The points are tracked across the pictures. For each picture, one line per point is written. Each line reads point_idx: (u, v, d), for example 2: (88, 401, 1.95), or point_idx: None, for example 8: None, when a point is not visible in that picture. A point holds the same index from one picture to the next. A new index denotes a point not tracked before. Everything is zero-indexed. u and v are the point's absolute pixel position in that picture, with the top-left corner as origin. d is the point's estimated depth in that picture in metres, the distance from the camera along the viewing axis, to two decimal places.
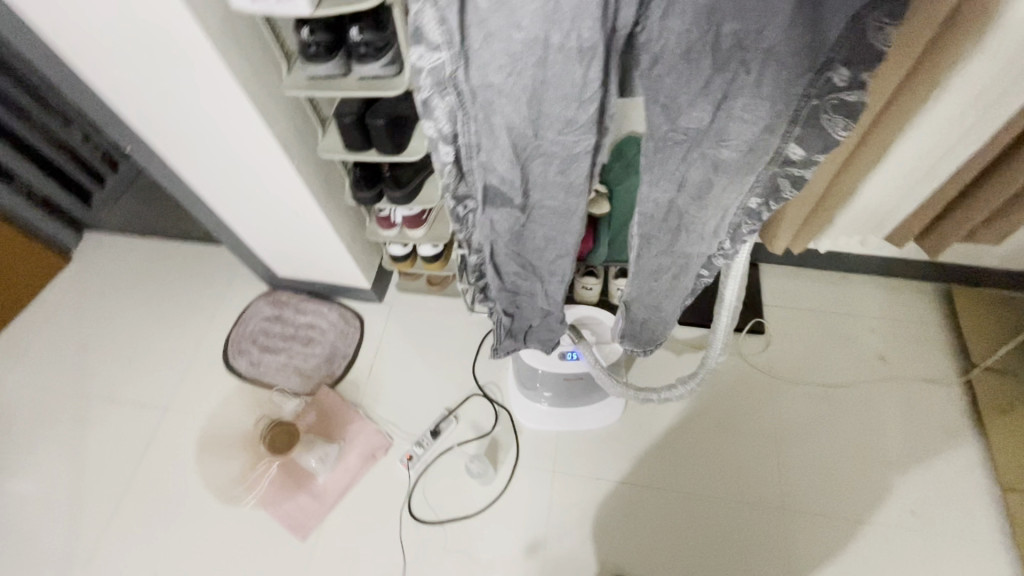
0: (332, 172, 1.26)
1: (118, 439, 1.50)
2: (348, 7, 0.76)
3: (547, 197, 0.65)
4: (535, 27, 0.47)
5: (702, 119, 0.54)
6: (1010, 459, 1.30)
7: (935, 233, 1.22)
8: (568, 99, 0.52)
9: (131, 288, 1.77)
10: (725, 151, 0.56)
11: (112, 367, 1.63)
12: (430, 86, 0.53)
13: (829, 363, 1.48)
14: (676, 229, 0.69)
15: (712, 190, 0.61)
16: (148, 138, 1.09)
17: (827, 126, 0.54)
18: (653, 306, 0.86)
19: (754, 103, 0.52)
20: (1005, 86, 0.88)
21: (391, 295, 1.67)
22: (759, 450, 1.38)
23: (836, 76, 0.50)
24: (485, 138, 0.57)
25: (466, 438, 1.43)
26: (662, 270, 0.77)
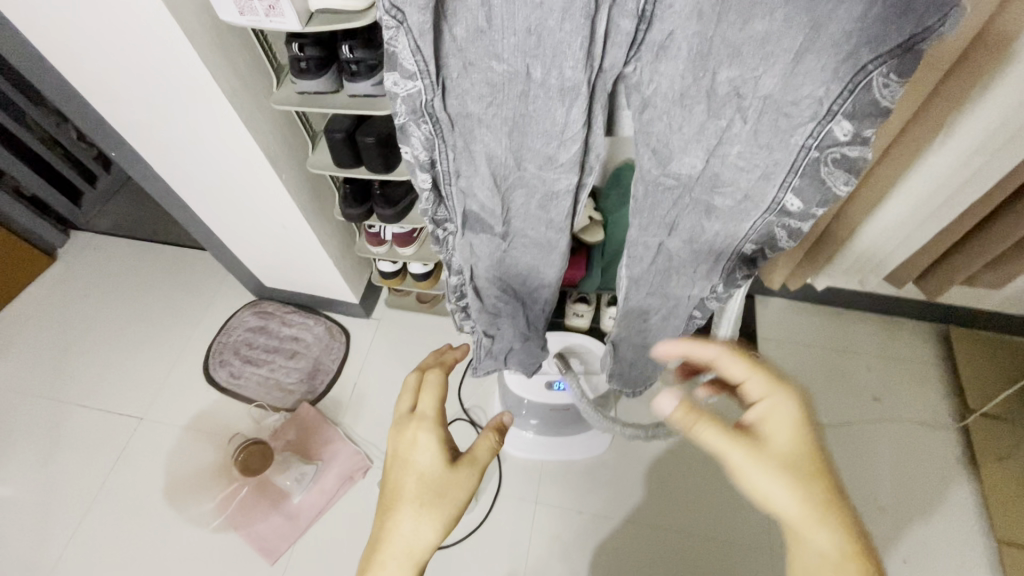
0: (323, 186, 1.23)
1: (89, 449, 1.46)
2: (338, 25, 0.73)
3: (528, 227, 0.63)
4: (516, 60, 0.45)
5: (694, 164, 0.52)
6: (1006, 510, 1.26)
7: (935, 277, 1.19)
8: (550, 134, 0.51)
9: (115, 291, 1.73)
10: (718, 198, 0.55)
11: (89, 372, 1.58)
12: (406, 113, 0.49)
13: (823, 401, 1.45)
14: (664, 271, 0.67)
15: (704, 234, 0.60)
16: (135, 146, 1.07)
17: (828, 179, 0.50)
18: (640, 345, 0.84)
19: (750, 151, 0.50)
20: (1008, 137, 0.86)
21: (380, 310, 1.64)
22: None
23: (838, 130, 0.46)
24: (464, 165, 0.55)
25: None
26: (650, 310, 0.75)
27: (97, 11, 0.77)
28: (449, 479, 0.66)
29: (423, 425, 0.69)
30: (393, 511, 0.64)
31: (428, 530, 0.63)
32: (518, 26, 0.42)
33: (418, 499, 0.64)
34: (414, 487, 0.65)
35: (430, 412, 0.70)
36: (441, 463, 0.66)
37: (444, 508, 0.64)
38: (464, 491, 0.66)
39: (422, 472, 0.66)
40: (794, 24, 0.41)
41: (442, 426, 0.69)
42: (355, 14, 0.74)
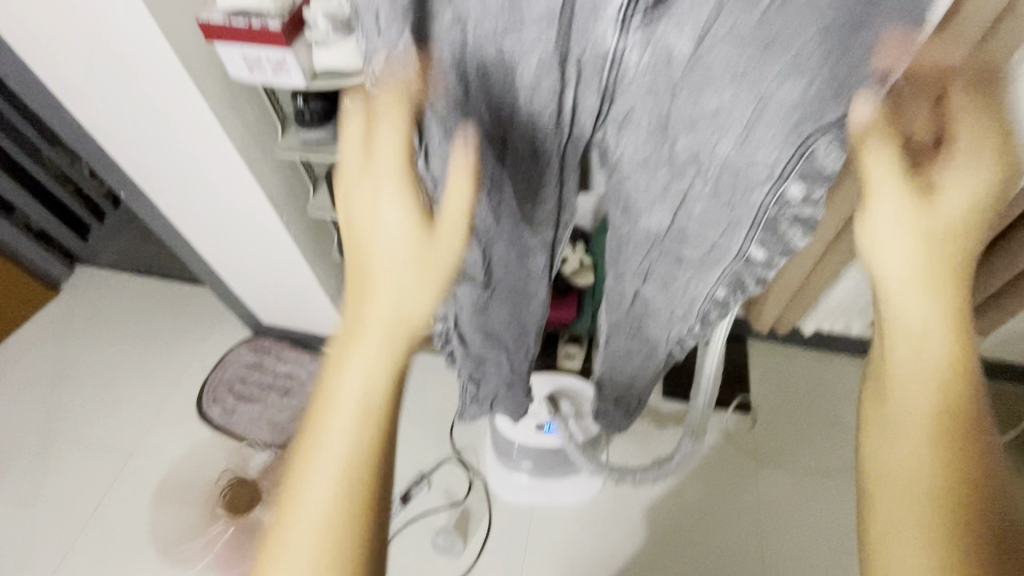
0: (322, 226, 1.27)
1: (77, 486, 1.45)
2: (339, 83, 0.78)
3: (508, 277, 0.66)
4: (489, 125, 0.48)
5: (661, 221, 0.54)
6: None
7: None
8: (524, 185, 0.54)
9: (115, 326, 1.75)
10: (687, 249, 0.57)
11: (82, 405, 1.59)
12: None
13: (817, 447, 1.44)
14: (640, 315, 0.69)
15: (676, 282, 0.62)
16: (143, 187, 1.11)
17: (786, 233, 0.52)
18: (623, 385, 0.85)
19: (713, 208, 0.52)
20: None
21: None
22: (740, 533, 1.33)
23: (791, 190, 0.48)
24: None
25: (437, 506, 1.38)
26: (630, 352, 0.77)
27: (117, 67, 0.83)
28: (431, 245, 0.47)
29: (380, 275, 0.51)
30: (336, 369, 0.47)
31: (420, 293, 0.48)
32: (505, 102, 0.45)
33: (382, 338, 0.47)
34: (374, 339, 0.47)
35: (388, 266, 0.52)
36: (420, 227, 0.47)
37: (437, 269, 0.48)
38: (453, 254, 0.48)
39: (393, 234, 0.46)
40: (743, 100, 0.42)
41: (416, 181, 0.48)
42: None
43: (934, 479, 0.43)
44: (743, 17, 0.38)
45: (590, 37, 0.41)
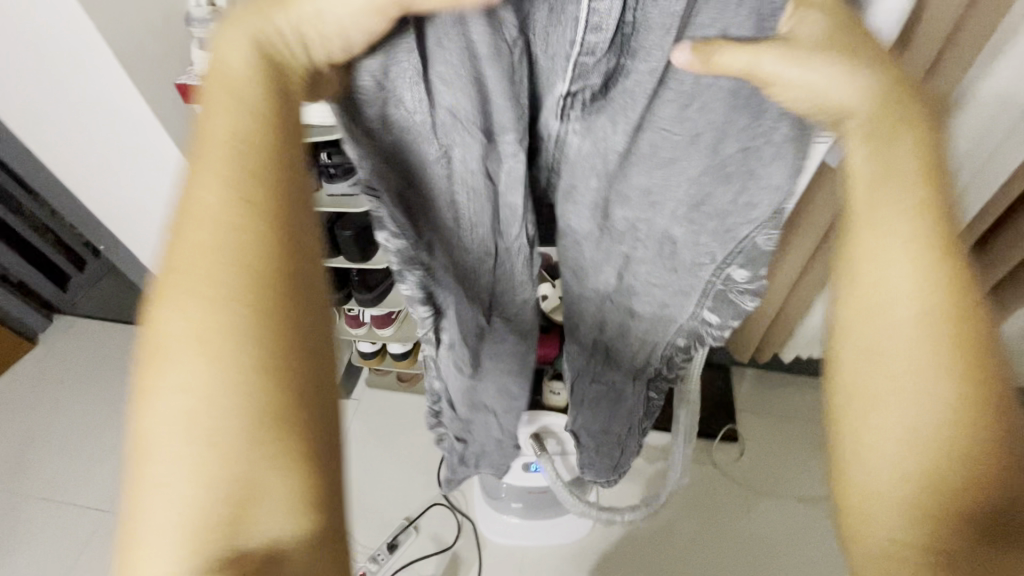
0: None
1: (48, 547, 1.39)
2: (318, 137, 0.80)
3: (499, 347, 0.69)
4: (472, 215, 0.48)
5: (609, 281, 0.58)
6: None
7: None
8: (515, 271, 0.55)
9: (92, 377, 1.72)
10: (638, 300, 0.59)
11: (55, 462, 1.54)
12: (399, 262, 0.53)
13: (804, 474, 1.44)
14: (603, 358, 0.70)
15: (634, 329, 0.64)
16: (122, 238, 1.11)
17: (737, 301, 0.55)
18: (601, 431, 0.85)
19: (654, 263, 0.54)
20: None
21: (359, 390, 1.64)
22: (733, 565, 1.31)
23: (735, 274, 0.52)
24: (450, 297, 0.59)
25: (425, 553, 1.34)
26: (602, 398, 0.78)
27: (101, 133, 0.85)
28: None
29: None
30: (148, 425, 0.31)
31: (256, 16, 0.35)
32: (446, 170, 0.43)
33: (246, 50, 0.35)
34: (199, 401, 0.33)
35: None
36: None
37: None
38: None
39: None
40: (682, 182, 0.44)
41: None
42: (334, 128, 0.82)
43: (971, 434, 0.32)
44: (671, 115, 0.40)
45: (532, 128, 0.43)
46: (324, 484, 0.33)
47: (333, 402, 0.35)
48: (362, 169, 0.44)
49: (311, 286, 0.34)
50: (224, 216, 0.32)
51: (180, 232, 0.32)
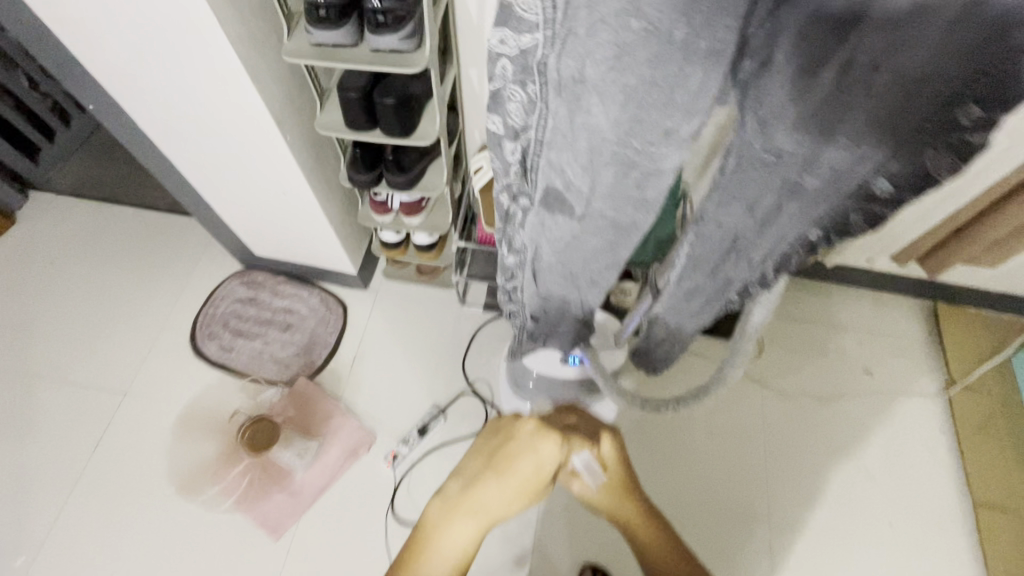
0: (324, 147, 1.18)
1: (69, 425, 1.39)
2: (392, 67, 0.82)
3: (589, 263, 0.63)
4: (659, 13, 0.37)
5: (795, 145, 0.46)
6: (981, 471, 1.35)
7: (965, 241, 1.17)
8: (643, 156, 0.46)
9: (85, 258, 1.61)
10: (809, 178, 0.49)
11: (63, 344, 1.49)
12: (513, 71, 0.47)
13: (818, 372, 1.49)
14: (727, 250, 0.62)
15: (778, 216, 0.54)
16: (110, 88, 0.99)
17: (854, 226, 0.54)
18: (673, 327, 0.84)
19: (825, 192, 0.50)
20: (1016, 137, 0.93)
21: (377, 281, 1.58)
22: (683, 480, 1.36)
23: (878, 185, 0.48)
24: (531, 221, 0.61)
25: (454, 437, 1.37)
26: (697, 292, 0.72)
27: None
28: None
29: (544, 435, 0.80)
30: (491, 480, 0.80)
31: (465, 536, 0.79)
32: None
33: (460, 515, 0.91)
34: (518, 473, 0.79)
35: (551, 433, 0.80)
36: None
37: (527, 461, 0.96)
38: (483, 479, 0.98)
39: None
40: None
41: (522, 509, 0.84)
42: (406, 55, 0.83)
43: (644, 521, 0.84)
44: None
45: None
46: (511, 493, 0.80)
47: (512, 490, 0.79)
48: None
49: (502, 498, 0.79)
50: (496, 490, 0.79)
51: (483, 495, 0.79)
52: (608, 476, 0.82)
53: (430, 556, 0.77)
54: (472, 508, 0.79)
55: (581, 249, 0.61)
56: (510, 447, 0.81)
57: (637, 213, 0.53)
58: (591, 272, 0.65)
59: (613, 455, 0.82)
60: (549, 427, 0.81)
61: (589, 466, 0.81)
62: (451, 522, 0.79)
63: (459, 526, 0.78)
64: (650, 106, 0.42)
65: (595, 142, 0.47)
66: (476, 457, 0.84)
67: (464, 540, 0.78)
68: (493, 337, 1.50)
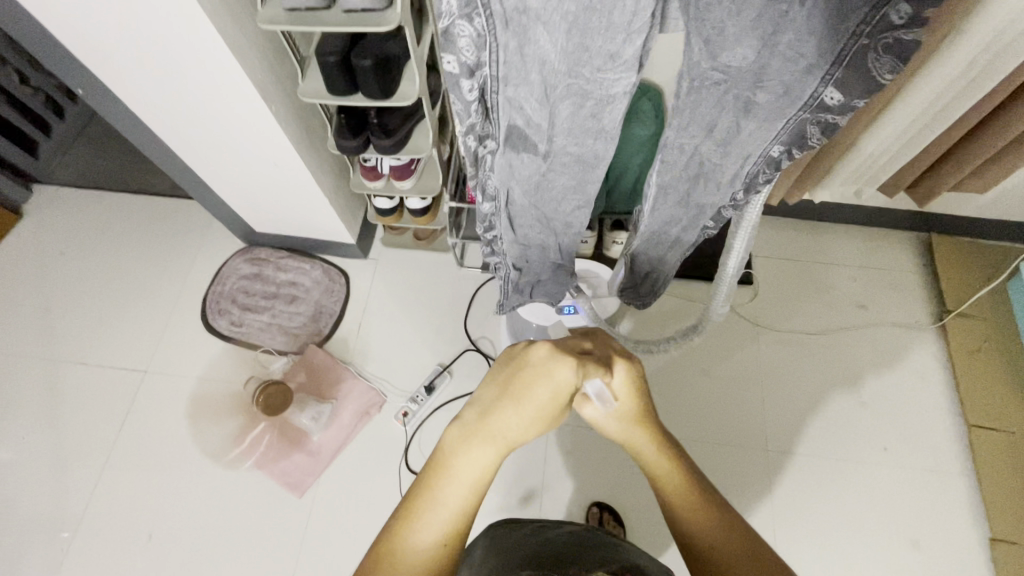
0: (311, 117, 1.20)
1: (96, 404, 1.46)
2: (364, 26, 0.83)
3: (562, 179, 0.76)
4: None
5: (745, 55, 0.59)
6: (975, 395, 1.38)
7: (953, 162, 1.18)
8: (595, 83, 0.61)
9: (94, 247, 1.66)
10: (760, 92, 0.62)
11: (82, 329, 1.55)
12: (459, 8, 0.53)
13: (812, 309, 1.52)
14: (694, 177, 0.76)
15: (738, 136, 0.68)
16: (95, 72, 1.01)
17: (809, 135, 0.67)
18: (656, 259, 0.95)
19: (776, 103, 0.63)
20: (994, 55, 0.93)
21: (376, 250, 1.62)
22: (682, 420, 1.41)
23: (829, 96, 0.61)
24: (508, 157, 0.72)
25: (459, 393, 1.43)
26: (673, 220, 0.85)
27: None
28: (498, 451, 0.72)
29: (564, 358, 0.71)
30: (511, 408, 0.69)
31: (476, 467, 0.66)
32: None
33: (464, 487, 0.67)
34: (534, 404, 0.69)
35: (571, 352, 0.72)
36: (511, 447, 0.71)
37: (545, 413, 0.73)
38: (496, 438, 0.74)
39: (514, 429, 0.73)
40: None
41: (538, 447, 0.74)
42: (377, 14, 0.84)
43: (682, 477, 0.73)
44: None
45: None
46: (526, 414, 0.69)
47: (524, 413, 0.68)
48: None
49: (516, 423, 0.68)
50: (512, 415, 0.69)
51: (496, 425, 0.68)
52: (621, 406, 0.75)
53: (444, 488, 0.65)
54: (487, 435, 0.67)
55: (555, 170, 0.75)
56: (522, 373, 0.71)
57: (598, 123, 0.67)
58: (566, 191, 0.79)
59: (630, 383, 0.75)
60: (565, 351, 0.72)
61: (605, 396, 0.74)
62: (468, 448, 0.67)
63: (471, 457, 0.66)
64: (593, 25, 0.55)
65: (555, 66, 0.60)
66: (486, 385, 0.73)
67: (481, 470, 0.66)
68: (492, 296, 1.54)
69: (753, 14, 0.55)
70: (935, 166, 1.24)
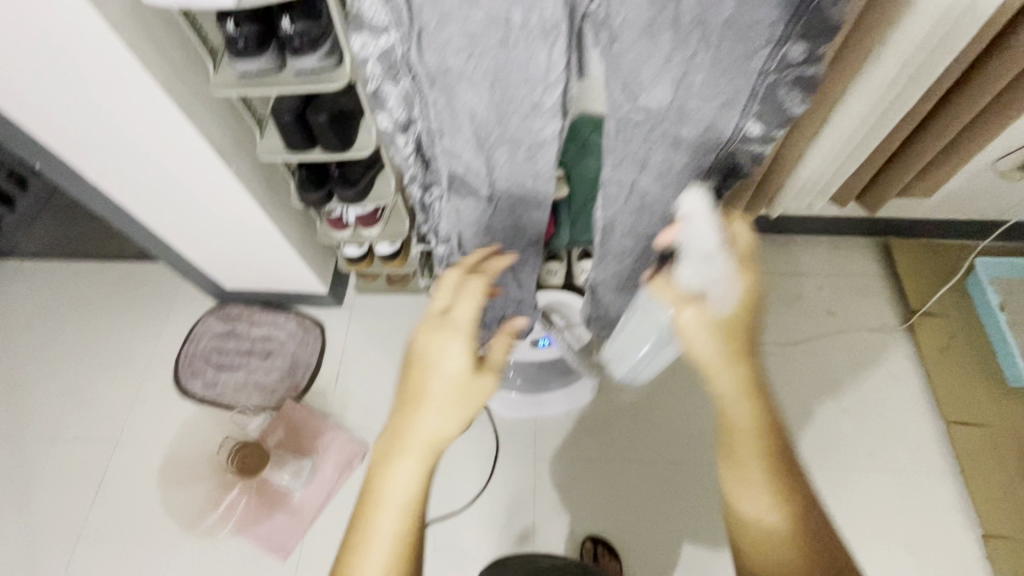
0: (274, 173, 1.22)
1: (67, 481, 1.40)
2: (312, 87, 0.86)
3: (509, 216, 0.80)
4: (495, 7, 0.52)
5: (664, 95, 0.62)
6: (951, 391, 1.41)
7: (894, 169, 1.25)
8: (525, 129, 0.65)
9: (62, 318, 1.63)
10: (685, 126, 0.66)
11: (51, 403, 1.51)
12: (383, 72, 0.60)
13: (784, 321, 1.54)
14: (638, 210, 0.80)
15: (672, 168, 0.72)
16: (53, 147, 1.02)
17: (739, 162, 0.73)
18: (618, 287, 0.98)
19: (703, 136, 0.68)
20: (914, 71, 1.00)
21: (351, 297, 1.61)
22: (671, 443, 1.40)
23: (751, 127, 0.67)
24: (454, 200, 0.77)
25: None
26: (626, 250, 0.88)
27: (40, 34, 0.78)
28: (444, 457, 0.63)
29: (454, 332, 0.63)
30: (419, 409, 0.60)
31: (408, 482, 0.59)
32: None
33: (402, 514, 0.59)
34: (442, 392, 0.61)
35: (464, 321, 0.64)
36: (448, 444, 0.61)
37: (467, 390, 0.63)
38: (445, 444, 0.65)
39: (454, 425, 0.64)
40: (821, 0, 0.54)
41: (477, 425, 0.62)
42: (326, 75, 0.87)
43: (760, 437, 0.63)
44: None
45: None
46: (434, 402, 0.60)
47: (431, 400, 0.60)
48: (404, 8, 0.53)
49: (427, 418, 0.60)
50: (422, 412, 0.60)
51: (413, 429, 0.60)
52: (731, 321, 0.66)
53: (377, 521, 0.58)
54: (403, 443, 0.60)
55: (500, 211, 0.79)
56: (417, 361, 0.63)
57: (535, 166, 0.70)
58: (515, 230, 0.83)
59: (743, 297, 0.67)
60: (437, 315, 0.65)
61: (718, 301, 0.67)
62: (390, 468, 0.59)
63: (395, 476, 0.59)
64: (513, 78, 0.59)
65: (484, 116, 0.64)
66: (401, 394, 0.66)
67: (410, 486, 0.59)
68: None
69: (663, 60, 0.59)
70: (881, 173, 1.30)
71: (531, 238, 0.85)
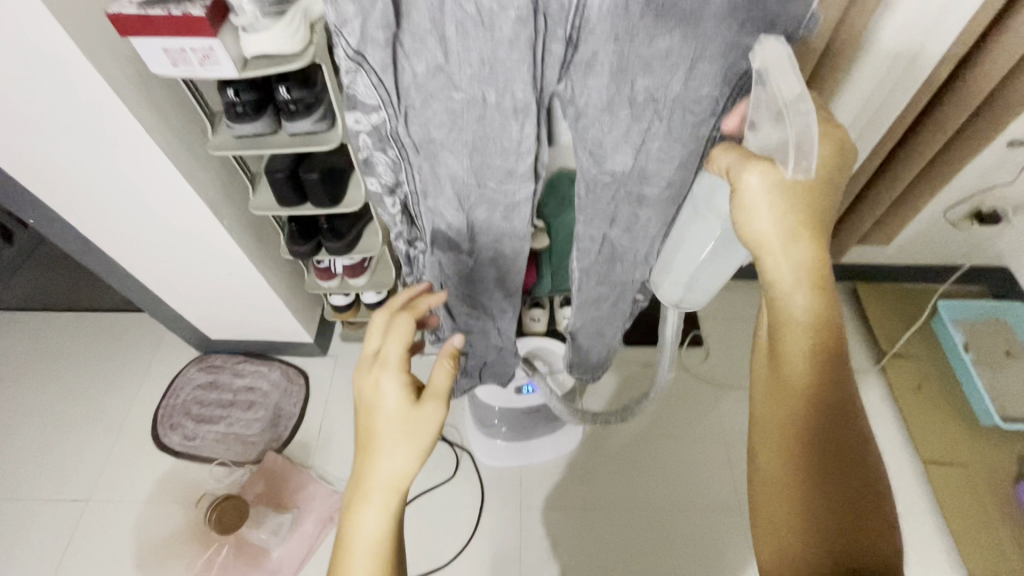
0: (264, 226, 1.25)
1: (31, 544, 1.34)
2: (308, 146, 0.92)
3: (488, 268, 0.85)
4: (472, 89, 0.58)
5: (626, 160, 0.69)
6: (925, 431, 1.44)
7: (852, 220, 1.33)
8: (501, 192, 0.70)
9: (39, 371, 1.60)
10: (648, 186, 0.72)
11: (20, 461, 1.46)
12: (373, 143, 0.66)
13: None
14: (610, 260, 0.84)
15: (639, 222, 0.78)
16: (47, 204, 1.05)
17: None
18: (596, 332, 1.01)
19: (665, 194, 0.74)
20: (859, 131, 1.10)
21: (335, 346, 1.62)
22: (657, 488, 1.40)
23: None
24: (437, 256, 0.81)
25: (428, 486, 1.40)
26: (602, 297, 0.92)
27: (44, 102, 0.83)
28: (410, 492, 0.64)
29: (388, 368, 0.65)
30: (369, 452, 0.62)
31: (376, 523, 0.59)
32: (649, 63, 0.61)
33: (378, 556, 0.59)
34: (391, 427, 0.62)
35: (396, 357, 0.66)
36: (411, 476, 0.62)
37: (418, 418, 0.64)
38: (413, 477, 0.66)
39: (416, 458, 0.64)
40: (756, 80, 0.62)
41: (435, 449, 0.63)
42: (318, 138, 0.93)
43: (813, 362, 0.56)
44: None
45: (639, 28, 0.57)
46: (387, 435, 0.62)
47: (386, 435, 0.62)
48: (392, 91, 0.59)
49: (386, 455, 0.61)
50: (379, 450, 0.61)
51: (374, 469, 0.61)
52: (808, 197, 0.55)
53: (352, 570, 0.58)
54: (365, 485, 0.60)
55: (481, 265, 0.84)
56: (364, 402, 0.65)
57: (512, 225, 0.76)
58: (495, 281, 0.88)
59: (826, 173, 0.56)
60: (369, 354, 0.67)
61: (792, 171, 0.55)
62: (358, 514, 0.60)
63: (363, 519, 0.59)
64: (490, 148, 0.65)
65: (463, 182, 0.69)
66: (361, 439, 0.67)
67: (380, 527, 0.59)
68: None
69: (623, 130, 0.65)
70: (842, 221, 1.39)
71: (509, 288, 0.91)
